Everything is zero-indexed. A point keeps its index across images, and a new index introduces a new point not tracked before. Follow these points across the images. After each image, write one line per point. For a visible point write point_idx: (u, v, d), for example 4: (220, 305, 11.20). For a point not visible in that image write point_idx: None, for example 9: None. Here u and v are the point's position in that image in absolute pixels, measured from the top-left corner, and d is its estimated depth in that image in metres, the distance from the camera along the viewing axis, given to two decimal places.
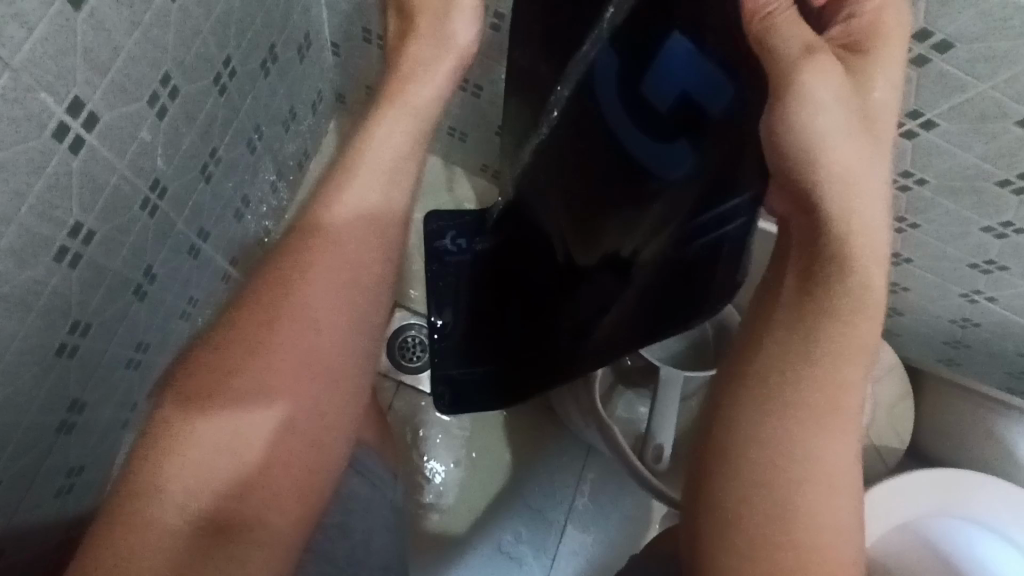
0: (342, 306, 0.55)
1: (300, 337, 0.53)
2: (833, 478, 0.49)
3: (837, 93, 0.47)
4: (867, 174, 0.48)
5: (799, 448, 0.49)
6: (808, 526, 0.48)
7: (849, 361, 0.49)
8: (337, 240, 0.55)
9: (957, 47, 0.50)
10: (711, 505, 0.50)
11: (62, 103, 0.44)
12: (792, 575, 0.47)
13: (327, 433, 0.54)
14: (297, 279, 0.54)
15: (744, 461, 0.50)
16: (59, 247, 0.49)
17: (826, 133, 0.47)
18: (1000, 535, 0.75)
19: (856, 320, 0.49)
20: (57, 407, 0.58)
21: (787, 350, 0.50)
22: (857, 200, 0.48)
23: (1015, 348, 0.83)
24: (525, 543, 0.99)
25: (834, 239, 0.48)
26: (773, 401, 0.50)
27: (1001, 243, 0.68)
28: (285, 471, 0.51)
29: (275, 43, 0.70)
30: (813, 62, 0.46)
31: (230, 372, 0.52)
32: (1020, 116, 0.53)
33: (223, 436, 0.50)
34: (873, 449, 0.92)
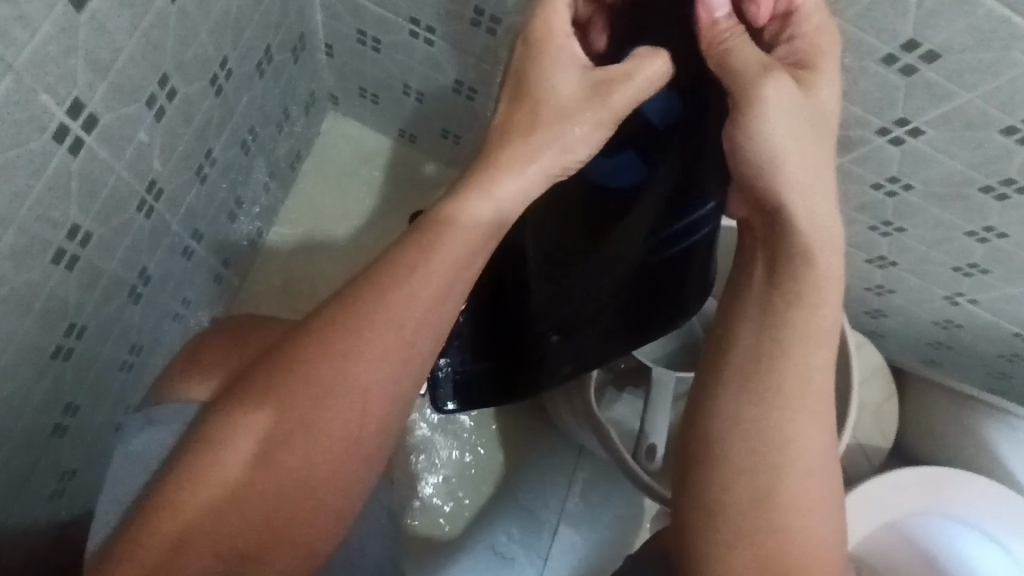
0: (417, 335, 0.50)
1: (368, 361, 0.48)
2: (807, 457, 0.52)
3: (790, 108, 0.48)
4: (818, 179, 0.50)
5: (772, 433, 0.52)
6: (784, 507, 0.51)
7: (815, 349, 0.52)
8: (439, 261, 0.50)
9: (944, 57, 0.51)
10: (696, 494, 0.53)
11: (63, 105, 0.43)
12: (773, 553, 0.51)
13: (363, 467, 0.50)
14: (378, 295, 0.49)
15: (724, 448, 0.52)
16: (57, 249, 0.49)
17: (783, 147, 0.49)
18: (978, 531, 0.77)
19: (818, 306, 0.51)
20: (51, 410, 0.58)
21: (759, 340, 0.52)
22: (812, 203, 0.50)
23: (995, 349, 0.85)
24: (518, 544, 1.00)
25: (793, 244, 0.51)
26: (748, 388, 0.52)
27: (983, 247, 0.70)
28: (313, 494, 0.48)
29: (271, 44, 0.69)
30: (773, 80, 0.47)
31: (288, 381, 0.48)
32: (1004, 125, 0.55)
33: (266, 442, 0.48)
34: (859, 448, 0.94)
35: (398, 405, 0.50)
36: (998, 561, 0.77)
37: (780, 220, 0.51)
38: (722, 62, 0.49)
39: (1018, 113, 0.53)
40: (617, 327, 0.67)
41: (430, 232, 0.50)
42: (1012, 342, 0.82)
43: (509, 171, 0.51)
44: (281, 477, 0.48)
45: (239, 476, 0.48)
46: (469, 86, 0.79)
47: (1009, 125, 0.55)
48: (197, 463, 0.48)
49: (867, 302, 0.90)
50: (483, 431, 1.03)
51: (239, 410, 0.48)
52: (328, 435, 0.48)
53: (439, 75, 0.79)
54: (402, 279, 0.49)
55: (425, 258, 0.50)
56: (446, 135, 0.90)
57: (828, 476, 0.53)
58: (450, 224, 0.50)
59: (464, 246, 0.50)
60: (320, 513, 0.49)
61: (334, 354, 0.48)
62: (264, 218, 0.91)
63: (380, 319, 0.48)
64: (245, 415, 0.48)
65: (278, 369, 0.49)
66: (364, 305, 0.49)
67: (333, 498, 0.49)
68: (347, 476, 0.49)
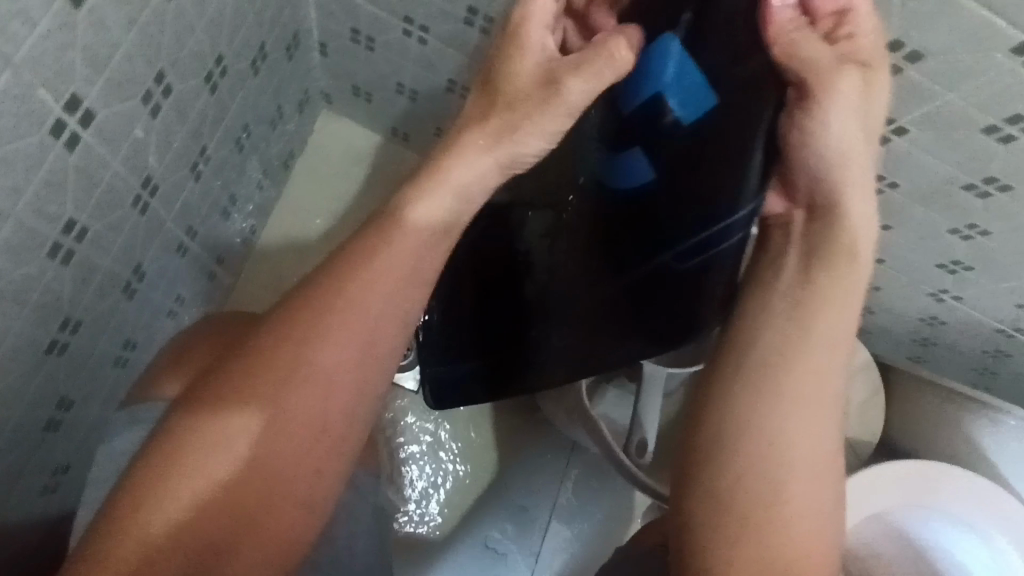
0: (382, 327, 0.50)
1: (332, 354, 0.49)
2: (812, 453, 0.53)
3: (861, 104, 0.50)
4: (867, 175, 0.53)
5: (786, 429, 0.53)
6: (787, 502, 0.52)
7: (835, 344, 0.54)
8: (399, 254, 0.50)
9: (928, 58, 0.53)
10: (700, 484, 0.54)
11: (60, 101, 0.44)
12: (770, 544, 0.52)
13: (332, 462, 0.50)
14: (337, 289, 0.49)
15: (736, 444, 0.53)
16: (53, 244, 0.49)
17: (845, 140, 0.51)
18: (962, 525, 0.79)
19: (835, 304, 0.53)
20: (46, 405, 0.58)
21: (787, 336, 0.54)
22: (860, 198, 0.53)
23: (980, 346, 0.87)
24: (510, 539, 1.01)
25: (841, 236, 0.53)
26: (766, 384, 0.53)
27: (966, 245, 0.72)
28: (281, 492, 0.48)
29: (265, 42, 0.70)
30: (847, 74, 0.49)
31: (251, 380, 0.48)
32: (985, 124, 0.56)
33: (230, 443, 0.47)
34: (846, 442, 0.96)
35: (364, 398, 0.51)
36: (978, 554, 0.79)
37: (827, 211, 0.53)
38: (794, 51, 0.48)
39: (999, 113, 0.55)
40: (613, 332, 0.67)
41: (389, 226, 0.51)
42: (996, 338, 0.84)
43: (458, 162, 0.51)
44: (248, 477, 0.47)
45: (203, 481, 0.46)
46: (463, 85, 0.79)
47: (990, 125, 0.56)
48: (157, 472, 0.46)
49: (855, 299, 0.92)
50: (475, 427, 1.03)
51: (200, 414, 0.48)
52: (295, 431, 0.48)
53: (432, 75, 0.80)
54: (362, 273, 0.50)
55: (393, 249, 0.50)
56: (440, 134, 0.91)
57: (833, 473, 0.54)
58: (404, 218, 0.51)
59: (422, 238, 0.51)
60: (290, 512, 0.48)
61: (295, 350, 0.49)
62: (258, 216, 0.91)
63: (341, 313, 0.49)
64: (206, 418, 0.48)
65: (240, 369, 0.49)
66: (327, 300, 0.49)
67: (303, 495, 0.49)
68: (316, 471, 0.49)
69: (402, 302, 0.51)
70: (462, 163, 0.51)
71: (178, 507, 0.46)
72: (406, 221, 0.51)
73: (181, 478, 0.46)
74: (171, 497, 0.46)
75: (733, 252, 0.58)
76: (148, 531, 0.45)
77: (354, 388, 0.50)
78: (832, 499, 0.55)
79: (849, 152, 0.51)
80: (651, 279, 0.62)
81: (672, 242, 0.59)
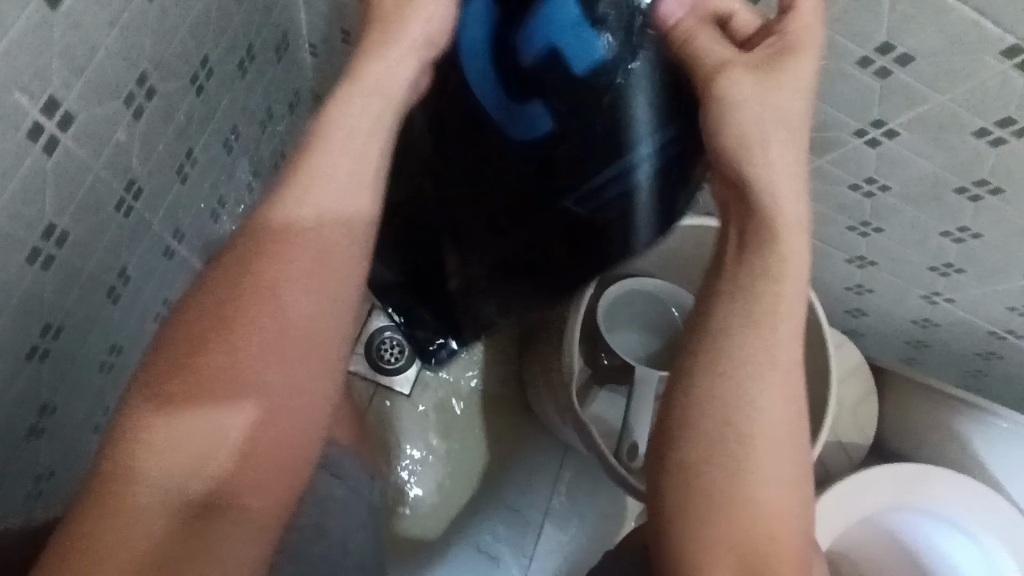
0: (315, 298, 0.47)
1: (257, 338, 0.45)
2: (778, 431, 0.51)
3: (762, 101, 0.51)
4: (794, 161, 0.52)
5: (746, 401, 0.51)
6: (752, 481, 0.50)
7: (785, 319, 0.51)
8: (301, 233, 0.47)
9: (917, 60, 0.52)
10: (671, 467, 0.51)
11: (37, 103, 0.43)
12: (743, 529, 0.49)
13: (306, 434, 0.47)
14: (264, 271, 0.46)
15: (694, 424, 0.51)
16: (31, 249, 0.48)
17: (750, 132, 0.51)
18: (954, 525, 0.78)
19: (780, 278, 0.51)
20: (26, 412, 0.57)
21: (728, 313, 0.52)
22: (779, 183, 0.51)
23: (972, 347, 0.86)
24: (503, 542, 1.00)
25: (770, 224, 0.51)
26: (716, 356, 0.51)
27: (957, 248, 0.72)
28: (258, 480, 0.45)
29: (253, 42, 0.69)
30: (733, 77, 0.51)
31: (194, 379, 0.45)
32: (975, 128, 0.56)
33: (178, 452, 0.44)
34: (838, 444, 0.96)
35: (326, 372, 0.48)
36: (971, 553, 0.78)
37: (750, 201, 0.52)
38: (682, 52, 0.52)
39: (989, 115, 0.54)
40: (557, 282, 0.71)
41: (279, 210, 0.47)
42: (987, 340, 0.83)
43: (343, 122, 0.49)
44: (213, 477, 0.44)
45: (170, 478, 0.43)
46: None
47: (981, 128, 0.56)
48: (119, 484, 0.42)
49: (846, 301, 0.92)
50: (467, 426, 1.03)
51: (152, 415, 0.44)
52: (252, 418, 0.45)
53: None
54: (271, 255, 0.46)
55: (312, 219, 0.47)
56: None
57: (794, 454, 0.52)
58: (289, 206, 0.47)
59: (320, 226, 0.47)
60: (273, 496, 0.46)
61: (234, 338, 0.45)
62: None
63: (262, 295, 0.46)
64: (159, 418, 0.44)
65: (163, 378, 0.45)
66: (241, 289, 0.46)
67: (281, 475, 0.46)
68: (288, 448, 0.47)
69: (326, 273, 0.47)
70: (339, 125, 0.49)
71: (153, 500, 0.43)
72: (298, 204, 0.47)
73: (146, 473, 0.43)
74: (143, 492, 0.42)
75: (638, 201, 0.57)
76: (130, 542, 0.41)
77: (304, 356, 0.47)
78: (804, 477, 0.53)
79: (754, 143, 0.51)
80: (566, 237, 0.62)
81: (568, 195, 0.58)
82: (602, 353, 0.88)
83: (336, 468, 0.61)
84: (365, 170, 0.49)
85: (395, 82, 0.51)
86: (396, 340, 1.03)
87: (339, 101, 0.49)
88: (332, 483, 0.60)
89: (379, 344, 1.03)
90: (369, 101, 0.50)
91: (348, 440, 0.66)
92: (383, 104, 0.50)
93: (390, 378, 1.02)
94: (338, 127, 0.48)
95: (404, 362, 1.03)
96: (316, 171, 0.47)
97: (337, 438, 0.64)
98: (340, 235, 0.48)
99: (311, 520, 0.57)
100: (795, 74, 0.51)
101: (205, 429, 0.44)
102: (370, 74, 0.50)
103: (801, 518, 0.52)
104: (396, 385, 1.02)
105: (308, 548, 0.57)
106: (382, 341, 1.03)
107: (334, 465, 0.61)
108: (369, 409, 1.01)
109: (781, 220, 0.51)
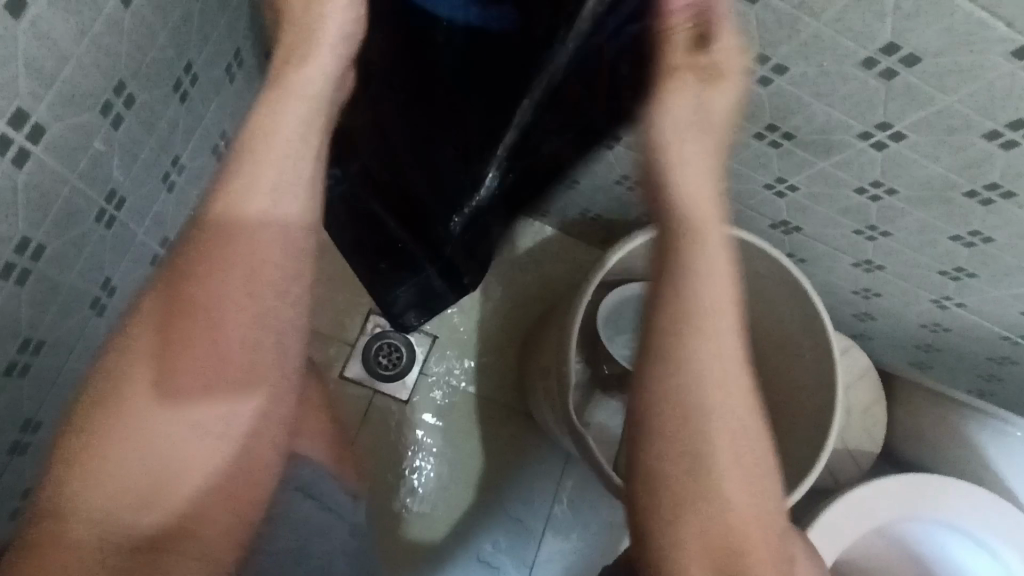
0: (249, 319, 0.46)
1: (193, 366, 0.45)
2: (737, 424, 0.52)
3: (698, 122, 0.51)
4: (697, 165, 0.51)
5: (696, 400, 0.51)
6: (725, 491, 0.50)
7: (726, 312, 0.52)
8: (229, 250, 0.45)
9: (924, 61, 0.50)
10: (640, 471, 0.51)
11: (3, 116, 0.42)
12: (710, 527, 0.50)
13: (261, 446, 0.49)
14: (199, 281, 0.45)
15: (653, 421, 0.51)
16: (6, 264, 0.47)
17: (690, 158, 0.51)
18: (969, 537, 0.76)
19: (710, 274, 0.51)
20: (9, 428, 0.57)
21: (678, 312, 0.51)
22: (683, 170, 0.51)
23: (985, 353, 0.83)
24: (504, 552, 0.98)
25: (686, 232, 0.51)
26: (660, 356, 0.52)
27: (969, 251, 0.69)
28: (210, 499, 0.46)
29: (240, 47, 0.67)
30: (677, 87, 0.51)
31: (135, 388, 0.44)
32: (985, 129, 0.54)
33: (119, 486, 0.43)
34: (847, 452, 0.93)
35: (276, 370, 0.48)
36: (985, 565, 0.76)
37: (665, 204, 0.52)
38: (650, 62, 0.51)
39: (999, 117, 0.52)
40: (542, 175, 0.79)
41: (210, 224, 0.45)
42: (1000, 345, 0.80)
43: (268, 121, 0.45)
44: (165, 479, 0.45)
45: (116, 484, 0.43)
46: None
47: (991, 129, 0.53)
48: (66, 488, 0.43)
49: (854, 305, 0.90)
50: (467, 432, 1.01)
51: (91, 425, 0.44)
52: (204, 421, 0.46)
53: None
54: (206, 269, 0.45)
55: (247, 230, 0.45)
56: None
57: (750, 439, 0.52)
58: (219, 221, 0.45)
59: (254, 244, 0.45)
60: (227, 511, 0.47)
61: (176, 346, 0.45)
62: None
63: (201, 314, 0.45)
64: (97, 428, 0.43)
65: (96, 419, 0.44)
66: (176, 308, 0.45)
67: (236, 489, 0.47)
68: (243, 453, 0.48)
69: (262, 290, 0.46)
70: (267, 127, 0.46)
71: (103, 506, 0.43)
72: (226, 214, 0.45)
73: (88, 480, 0.43)
74: (90, 498, 0.43)
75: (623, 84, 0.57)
76: (86, 542, 0.42)
77: (246, 375, 0.47)
78: (769, 471, 0.53)
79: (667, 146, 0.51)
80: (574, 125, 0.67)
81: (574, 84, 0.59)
82: (602, 360, 0.88)
83: (309, 488, 0.58)
84: (291, 186, 0.46)
85: (323, 82, 0.47)
86: (393, 346, 1.02)
87: (259, 111, 0.46)
88: (305, 504, 0.58)
89: (376, 350, 1.02)
90: (293, 103, 0.46)
91: (327, 456, 0.62)
92: (305, 114, 0.47)
93: (388, 384, 1.01)
94: (262, 134, 0.45)
95: (402, 367, 1.02)
96: (244, 181, 0.45)
97: (310, 454, 0.60)
98: (276, 249, 0.46)
99: (287, 542, 0.56)
100: (717, 99, 0.51)
101: (153, 437, 0.44)
102: (297, 77, 0.46)
103: (775, 507, 0.53)
104: (395, 391, 1.01)
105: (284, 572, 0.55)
106: (380, 348, 1.02)
107: (307, 484, 0.58)
108: (367, 417, 1.00)
109: (702, 230, 0.51)
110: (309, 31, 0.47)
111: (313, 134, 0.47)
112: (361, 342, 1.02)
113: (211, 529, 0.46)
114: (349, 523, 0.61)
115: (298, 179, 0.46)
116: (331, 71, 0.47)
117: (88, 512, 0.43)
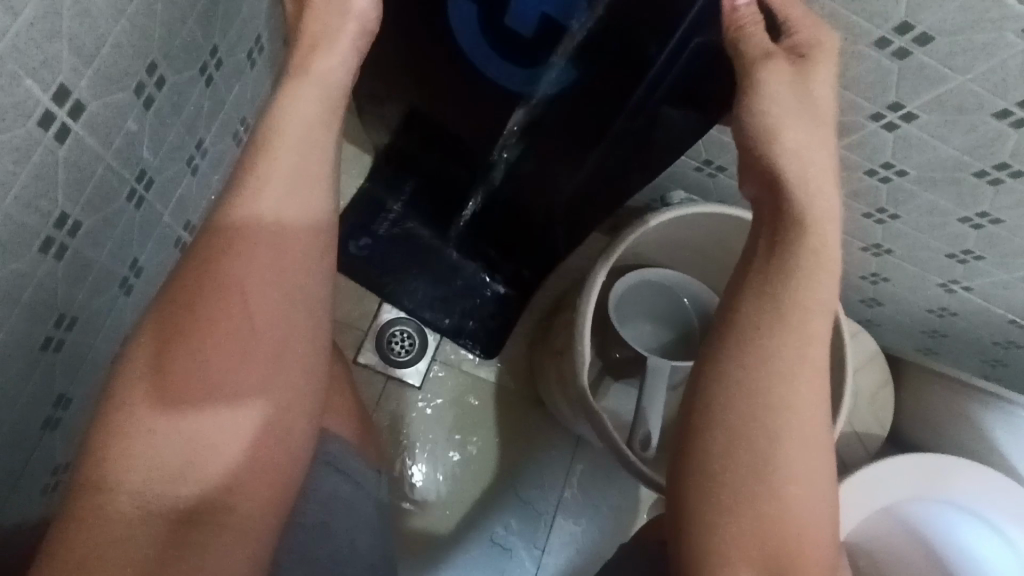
0: (277, 301, 0.46)
1: (222, 348, 0.45)
2: (814, 434, 0.49)
3: (805, 112, 0.48)
4: (813, 150, 0.48)
5: (781, 413, 0.48)
6: (792, 489, 0.47)
7: (820, 312, 0.49)
8: (254, 234, 0.45)
9: (937, 40, 0.51)
10: (698, 474, 0.48)
11: (47, 91, 0.44)
12: (773, 538, 0.47)
13: (291, 427, 0.48)
14: (219, 272, 0.45)
15: (728, 429, 0.48)
16: (45, 238, 0.49)
17: (803, 151, 0.48)
18: (973, 515, 0.77)
19: (817, 274, 0.48)
20: (42, 403, 0.59)
21: (766, 317, 0.48)
22: (803, 154, 0.48)
23: (990, 337, 0.85)
24: (516, 535, 0.99)
25: (791, 217, 0.48)
26: (753, 360, 0.48)
27: (977, 233, 0.70)
28: (243, 481, 0.46)
29: (262, 33, 0.69)
30: (774, 66, 0.48)
31: (157, 375, 0.44)
32: (996, 109, 0.55)
33: (151, 467, 0.43)
34: (855, 436, 0.94)
35: (301, 354, 0.48)
36: (995, 546, 0.77)
37: (779, 191, 0.49)
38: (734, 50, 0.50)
39: (1010, 96, 0.53)
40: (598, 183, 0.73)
41: (231, 219, 0.45)
42: (1007, 329, 0.82)
43: (282, 117, 0.46)
44: (191, 463, 0.44)
45: (143, 465, 0.43)
46: None
47: (1002, 109, 0.54)
48: (100, 469, 0.42)
49: (862, 291, 0.92)
50: (481, 419, 1.02)
51: (117, 411, 0.43)
52: (229, 411, 0.45)
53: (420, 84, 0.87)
54: (227, 258, 0.45)
55: (258, 217, 0.45)
56: None
57: (825, 451, 0.49)
58: (241, 212, 0.45)
59: (277, 229, 0.46)
60: (261, 496, 0.46)
61: (195, 337, 0.45)
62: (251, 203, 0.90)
63: (227, 299, 0.45)
64: (121, 414, 0.43)
65: (122, 405, 0.43)
66: (201, 293, 0.45)
67: (269, 471, 0.47)
68: (275, 442, 0.47)
69: (291, 270, 0.47)
70: (284, 123, 0.46)
71: (135, 485, 0.43)
72: (241, 210, 0.45)
73: (118, 459, 0.43)
74: (122, 476, 0.42)
75: (683, 88, 0.56)
76: (120, 519, 0.42)
77: (277, 354, 0.47)
78: (833, 483, 0.50)
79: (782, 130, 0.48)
80: (632, 134, 0.63)
81: (637, 97, 0.59)
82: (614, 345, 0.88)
83: (338, 463, 0.59)
84: (309, 175, 0.47)
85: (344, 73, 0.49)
86: (406, 332, 1.01)
87: (274, 108, 0.47)
88: (334, 479, 0.58)
89: (390, 336, 1.01)
90: (310, 96, 0.48)
91: (351, 433, 0.62)
92: (319, 108, 0.48)
93: (401, 370, 1.01)
94: (277, 130, 0.46)
95: (415, 355, 1.01)
96: (263, 173, 0.46)
97: (338, 432, 0.60)
98: (301, 236, 0.47)
99: (315, 517, 0.57)
100: (821, 82, 0.49)
101: (180, 423, 0.44)
102: (316, 67, 0.48)
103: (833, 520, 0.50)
104: (408, 377, 1.01)
105: (311, 548, 0.56)
106: (394, 334, 1.01)
107: (335, 458, 0.59)
108: (380, 404, 1.00)
109: (808, 218, 0.48)
110: (322, 28, 0.49)
111: (331, 124, 0.48)
112: (373, 327, 1.01)
113: (245, 516, 0.46)
114: (372, 497, 0.62)
115: (316, 169, 0.47)
116: (348, 61, 0.50)
117: (121, 489, 0.42)
